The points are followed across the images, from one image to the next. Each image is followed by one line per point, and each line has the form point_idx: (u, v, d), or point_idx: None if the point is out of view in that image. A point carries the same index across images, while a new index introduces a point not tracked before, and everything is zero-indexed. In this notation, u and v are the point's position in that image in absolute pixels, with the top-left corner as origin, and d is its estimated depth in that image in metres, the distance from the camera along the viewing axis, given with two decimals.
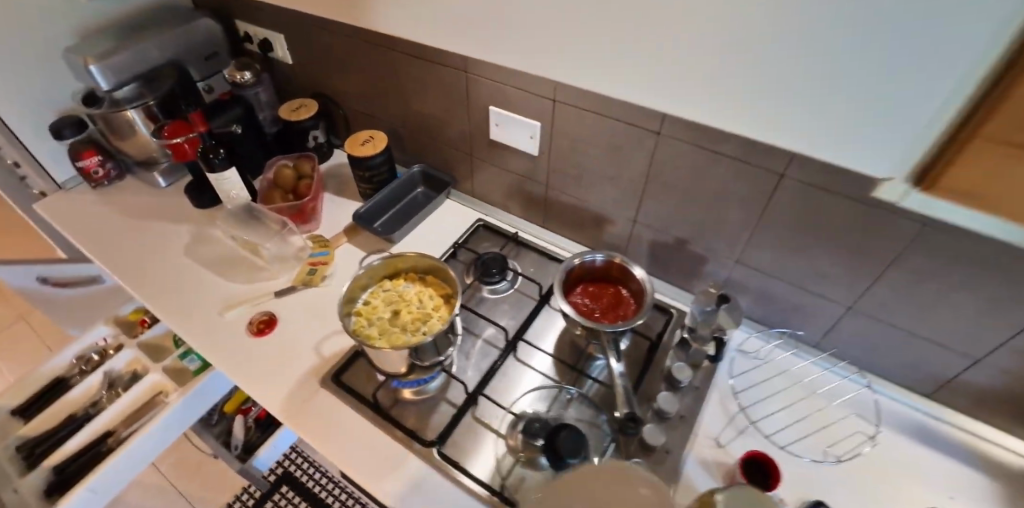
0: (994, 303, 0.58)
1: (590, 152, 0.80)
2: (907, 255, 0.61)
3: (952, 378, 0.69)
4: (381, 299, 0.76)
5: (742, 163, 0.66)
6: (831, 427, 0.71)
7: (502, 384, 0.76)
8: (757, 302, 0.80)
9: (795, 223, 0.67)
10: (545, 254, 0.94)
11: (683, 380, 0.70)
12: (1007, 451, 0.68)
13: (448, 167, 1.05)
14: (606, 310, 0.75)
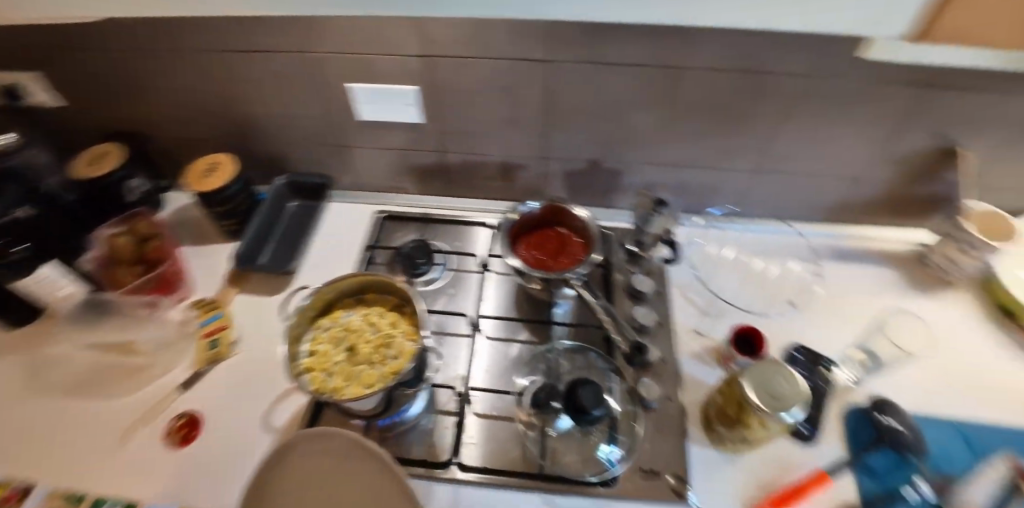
0: (868, 124, 0.69)
1: (481, 102, 0.72)
2: (795, 108, 0.68)
3: (843, 199, 0.82)
4: (324, 342, 0.64)
5: (637, 67, 0.65)
6: (777, 278, 0.80)
7: (486, 370, 0.71)
8: (675, 195, 0.84)
9: (697, 110, 0.70)
10: (463, 223, 0.86)
11: (647, 291, 0.74)
12: (885, 240, 0.85)
13: (319, 167, 0.89)
14: (557, 256, 0.73)
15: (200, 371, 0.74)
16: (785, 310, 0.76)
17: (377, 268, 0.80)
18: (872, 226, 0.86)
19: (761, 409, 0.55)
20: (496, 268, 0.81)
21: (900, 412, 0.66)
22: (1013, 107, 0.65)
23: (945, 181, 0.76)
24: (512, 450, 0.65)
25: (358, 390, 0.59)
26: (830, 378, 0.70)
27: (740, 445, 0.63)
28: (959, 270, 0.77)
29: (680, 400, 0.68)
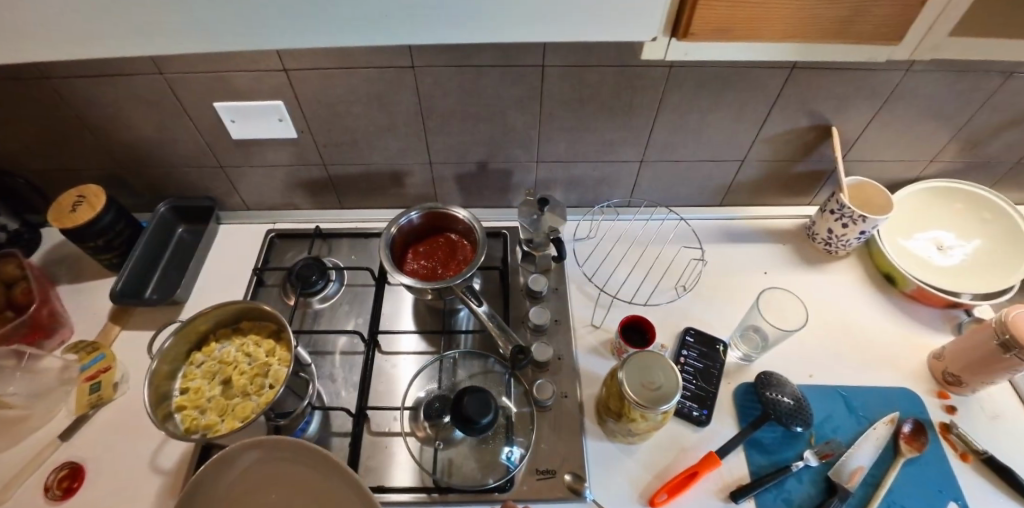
0: (742, 109, 0.70)
1: (353, 111, 0.70)
2: (667, 97, 0.69)
3: (731, 182, 0.83)
4: (199, 377, 0.62)
5: (504, 67, 0.64)
6: (672, 265, 0.81)
7: (384, 387, 0.70)
8: (572, 190, 0.83)
9: (572, 106, 0.70)
10: (359, 235, 0.83)
11: (542, 290, 0.73)
12: (778, 219, 0.87)
13: (202, 189, 0.84)
14: (447, 263, 0.72)
15: (82, 416, 0.70)
16: (677, 297, 0.77)
17: (268, 291, 0.76)
18: (762, 206, 0.88)
19: (638, 400, 0.57)
20: (391, 280, 0.79)
21: (785, 384, 0.69)
22: (869, 82, 0.68)
23: (822, 157, 0.79)
24: (410, 464, 0.64)
25: (233, 424, 0.58)
26: (723, 357, 0.72)
27: (630, 437, 0.64)
28: (839, 242, 0.79)
29: (577, 396, 0.68)
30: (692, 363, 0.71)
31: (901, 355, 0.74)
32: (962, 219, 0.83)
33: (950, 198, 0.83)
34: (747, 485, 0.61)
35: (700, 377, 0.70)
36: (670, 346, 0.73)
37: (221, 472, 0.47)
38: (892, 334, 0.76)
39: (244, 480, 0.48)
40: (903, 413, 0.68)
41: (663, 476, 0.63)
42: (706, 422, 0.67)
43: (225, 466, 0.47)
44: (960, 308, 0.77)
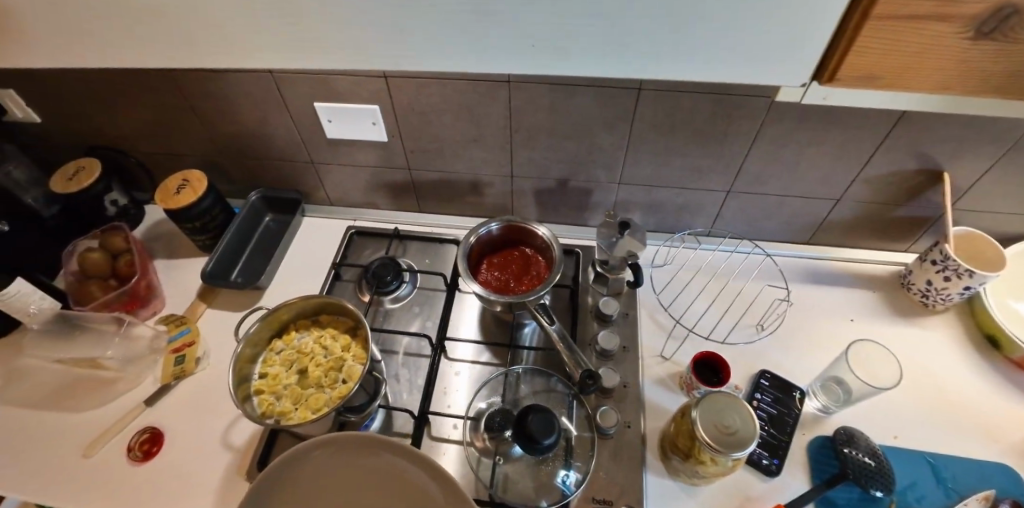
0: (843, 147, 0.66)
1: (443, 121, 0.71)
2: (764, 129, 0.65)
3: (823, 220, 0.79)
4: (278, 364, 0.65)
5: (599, 88, 0.63)
6: (747, 301, 0.78)
7: (447, 393, 0.71)
8: (649, 213, 0.82)
9: (661, 131, 0.68)
10: (432, 239, 0.85)
11: (613, 314, 0.71)
12: (866, 263, 0.82)
13: (290, 181, 0.88)
14: (521, 277, 0.72)
15: (166, 386, 0.75)
16: (752, 337, 0.74)
17: (343, 286, 0.79)
18: (851, 248, 0.83)
19: (710, 445, 0.55)
20: (461, 287, 0.80)
21: (866, 442, 0.64)
22: (999, 129, 0.61)
23: (927, 203, 0.73)
24: (465, 474, 0.64)
25: (305, 414, 0.60)
26: (799, 405, 0.68)
27: (696, 479, 0.62)
28: (938, 296, 0.73)
29: (640, 428, 0.66)
30: (765, 408, 0.67)
31: (1008, 430, 0.66)
32: None
33: None
34: None
35: (772, 424, 0.66)
36: (741, 387, 0.70)
37: (358, 451, 0.48)
38: (995, 404, 0.69)
39: (367, 470, 0.48)
40: (1001, 491, 0.61)
41: None
42: (776, 473, 0.63)
43: (371, 450, 0.48)
44: None
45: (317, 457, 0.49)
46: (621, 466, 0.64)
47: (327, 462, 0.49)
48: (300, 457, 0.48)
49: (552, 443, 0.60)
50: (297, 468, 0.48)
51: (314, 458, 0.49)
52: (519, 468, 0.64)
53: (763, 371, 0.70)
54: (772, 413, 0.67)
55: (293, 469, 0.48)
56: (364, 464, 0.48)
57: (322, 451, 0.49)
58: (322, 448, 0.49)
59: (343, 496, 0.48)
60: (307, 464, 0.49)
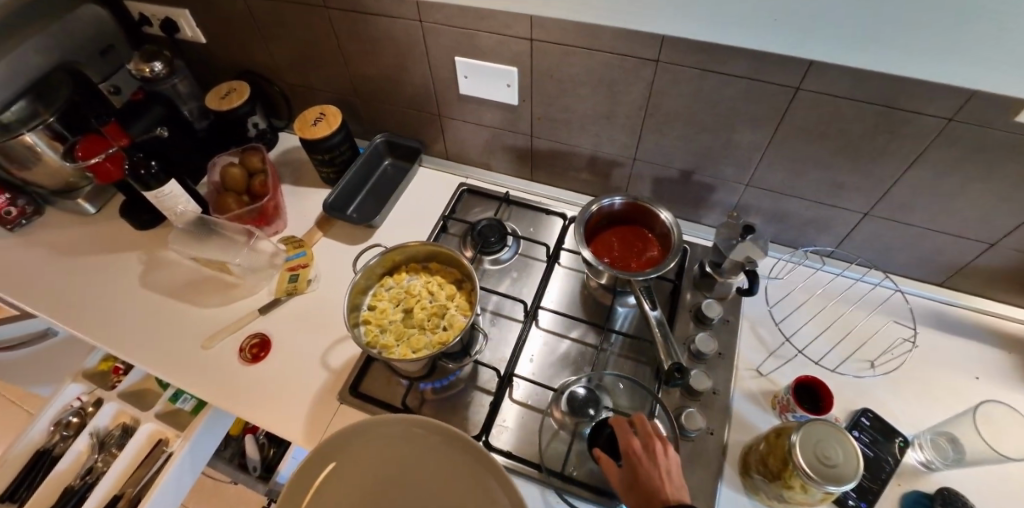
0: (1017, 186, 0.59)
1: (578, 92, 0.71)
2: (927, 152, 0.59)
3: (966, 264, 0.71)
4: (386, 300, 0.69)
5: (752, 82, 0.60)
6: (860, 334, 0.73)
7: (532, 360, 0.72)
8: (768, 221, 0.78)
9: (809, 138, 0.64)
10: (540, 209, 0.86)
11: (715, 317, 0.69)
12: (1009, 320, 0.73)
13: (413, 130, 0.92)
14: (631, 256, 0.71)
15: (278, 299, 0.82)
16: (862, 372, 0.69)
17: (448, 238, 0.82)
18: (992, 301, 0.74)
19: (807, 473, 0.52)
20: (562, 261, 0.81)
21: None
22: None
23: None
24: (538, 442, 0.66)
25: (405, 352, 0.63)
26: (900, 454, 0.62)
27: (775, 501, 0.59)
28: None
29: (723, 437, 0.64)
30: (861, 447, 0.63)
31: None
32: None
33: None
34: None
35: (867, 467, 0.62)
36: (840, 420, 0.65)
37: (455, 446, 0.52)
38: None
39: (432, 447, 0.52)
40: None
41: None
42: None
43: (465, 447, 0.51)
44: None
45: (415, 428, 0.53)
46: (694, 467, 0.63)
47: (420, 442, 0.53)
48: (405, 426, 0.53)
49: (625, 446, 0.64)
50: (391, 436, 0.53)
51: (413, 435, 0.53)
52: None
53: (866, 409, 0.66)
54: (870, 455, 0.63)
55: (385, 434, 0.53)
56: (449, 458, 0.52)
57: (423, 432, 0.53)
58: (420, 430, 0.53)
59: (405, 462, 0.52)
60: (394, 437, 0.53)
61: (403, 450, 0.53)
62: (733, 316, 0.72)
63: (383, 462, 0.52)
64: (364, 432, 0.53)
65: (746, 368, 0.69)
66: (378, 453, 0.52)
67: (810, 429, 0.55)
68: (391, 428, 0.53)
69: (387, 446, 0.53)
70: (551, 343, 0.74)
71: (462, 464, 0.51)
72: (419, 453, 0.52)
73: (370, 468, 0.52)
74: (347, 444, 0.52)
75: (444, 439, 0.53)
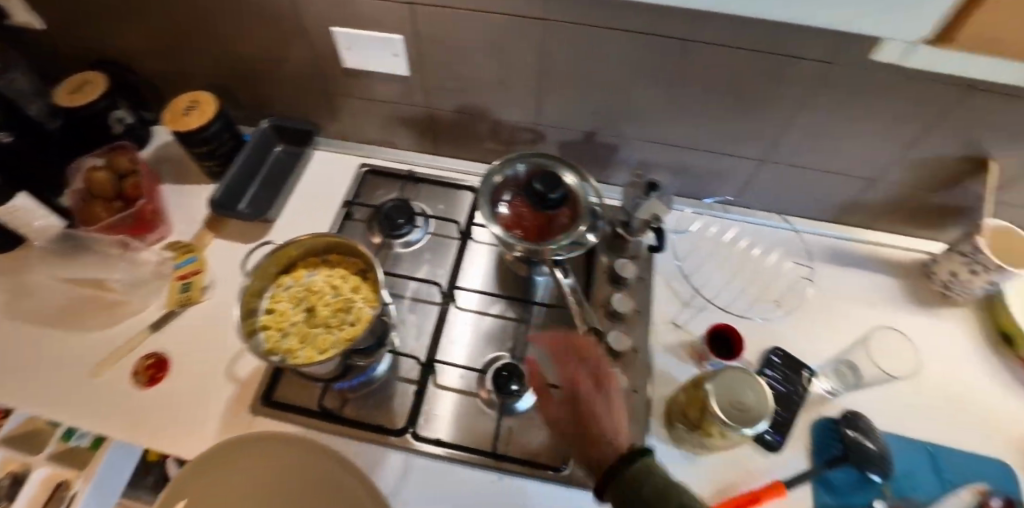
0: (891, 123, 0.62)
1: (469, 58, 0.67)
2: (811, 97, 0.61)
3: (853, 199, 0.75)
4: (286, 301, 0.64)
5: (642, 37, 0.58)
6: (766, 277, 0.75)
7: (455, 343, 0.70)
8: (674, 175, 0.78)
9: (702, 91, 0.63)
10: (449, 184, 0.81)
11: (630, 277, 0.69)
12: (894, 248, 0.79)
13: (303, 112, 0.84)
14: (540, 223, 0.66)
15: (171, 313, 0.74)
16: (766, 313, 0.72)
17: (354, 226, 0.77)
18: (878, 231, 0.80)
19: (725, 422, 0.53)
20: (476, 238, 0.77)
21: (871, 431, 0.63)
22: None
23: (967, 192, 0.69)
24: (466, 426, 0.64)
25: (311, 354, 0.59)
26: (808, 385, 0.66)
27: (699, 449, 0.61)
28: (962, 288, 0.71)
29: (647, 393, 0.64)
30: (773, 384, 0.66)
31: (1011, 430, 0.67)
32: None
33: None
34: None
35: (779, 401, 0.65)
36: (753, 363, 0.68)
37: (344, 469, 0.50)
38: (999, 398, 0.69)
39: (318, 471, 0.50)
40: (993, 486, 0.62)
41: (721, 494, 0.60)
42: (777, 449, 0.63)
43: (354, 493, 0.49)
44: None
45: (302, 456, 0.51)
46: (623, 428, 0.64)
47: (307, 464, 0.51)
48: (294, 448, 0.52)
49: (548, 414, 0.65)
50: (276, 457, 0.51)
51: (296, 459, 0.51)
52: (524, 422, 0.65)
53: (777, 347, 0.68)
54: (783, 389, 0.66)
55: (271, 453, 0.51)
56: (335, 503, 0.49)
57: (308, 455, 0.51)
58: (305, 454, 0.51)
59: (289, 484, 0.50)
60: (282, 455, 0.52)
61: (285, 474, 0.51)
62: (647, 274, 0.72)
63: (270, 479, 0.51)
64: (247, 448, 0.51)
65: (661, 323, 0.70)
66: (266, 473, 0.51)
67: (730, 377, 0.57)
68: (275, 449, 0.52)
69: (273, 465, 0.51)
70: (469, 322, 0.71)
71: (353, 483, 0.50)
72: (308, 475, 0.50)
73: (256, 487, 0.50)
74: (233, 458, 0.51)
75: (338, 461, 0.51)
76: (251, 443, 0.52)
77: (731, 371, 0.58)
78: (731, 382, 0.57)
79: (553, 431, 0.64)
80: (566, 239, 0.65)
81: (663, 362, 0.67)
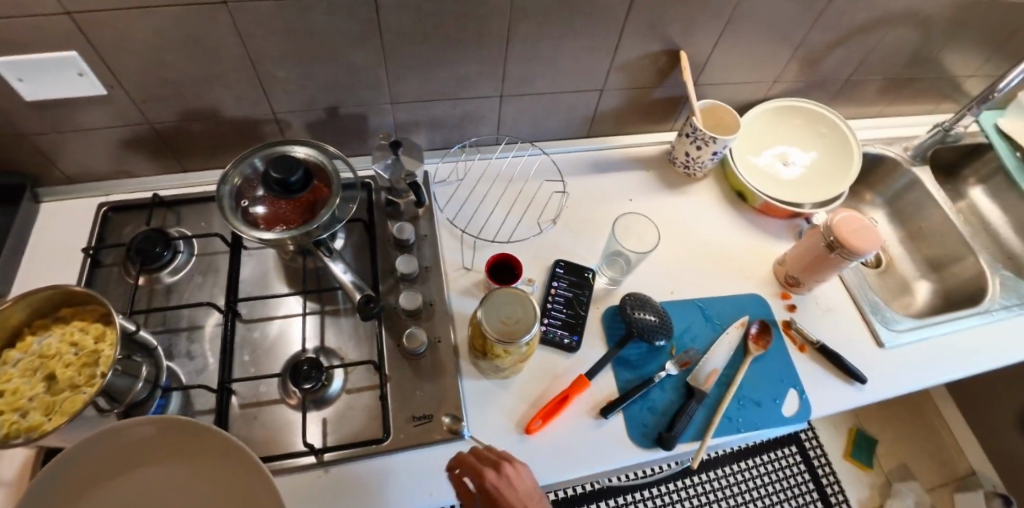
0: (589, 35, 0.69)
1: (166, 59, 0.61)
2: (515, 27, 0.66)
3: (596, 112, 0.84)
4: (16, 377, 0.56)
5: (332, 1, 0.57)
6: (542, 201, 0.81)
7: (251, 356, 0.66)
8: (435, 131, 0.81)
9: (417, 42, 0.65)
10: (208, 198, 0.76)
11: (409, 237, 0.70)
12: (644, 146, 0.89)
13: (4, 165, 0.71)
14: (297, 207, 0.63)
15: None
16: (540, 227, 0.78)
17: (105, 272, 0.69)
18: (627, 135, 0.90)
19: (498, 339, 0.58)
20: (249, 245, 0.73)
21: (649, 303, 0.71)
22: (706, 4, 0.68)
23: (675, 82, 0.80)
24: (282, 434, 0.61)
25: (60, 420, 0.53)
26: (591, 284, 0.73)
27: (504, 371, 0.65)
28: (696, 164, 0.82)
29: (450, 340, 0.67)
30: (562, 292, 0.72)
31: (757, 266, 0.80)
32: (802, 132, 0.90)
33: (790, 115, 0.90)
34: (614, 401, 0.65)
35: (569, 305, 0.71)
36: (541, 280, 0.73)
37: (227, 446, 0.44)
38: (746, 246, 0.81)
39: (198, 440, 0.45)
40: (752, 316, 0.75)
41: (538, 403, 0.65)
42: (576, 348, 0.69)
43: (255, 469, 0.44)
44: (803, 217, 0.83)
45: (199, 434, 0.45)
46: (437, 377, 0.65)
47: (184, 436, 0.45)
48: (181, 426, 0.45)
49: (360, 390, 0.64)
50: (146, 437, 0.45)
51: (184, 431, 0.45)
52: (340, 407, 0.63)
53: (558, 260, 0.75)
54: (573, 293, 0.72)
55: (134, 436, 0.44)
56: (240, 475, 0.45)
57: (182, 428, 0.44)
58: (172, 432, 0.45)
59: (173, 452, 0.46)
60: (153, 435, 0.45)
61: (175, 442, 0.46)
62: (429, 228, 0.74)
63: (151, 454, 0.45)
64: (121, 439, 0.44)
65: (452, 270, 0.73)
66: (139, 451, 0.45)
67: (501, 299, 0.62)
68: (137, 429, 0.44)
69: (141, 443, 0.45)
70: (259, 330, 0.67)
71: (240, 452, 0.44)
72: (191, 446, 0.46)
73: (130, 469, 0.45)
74: (88, 456, 0.43)
75: (216, 439, 0.44)
76: (120, 435, 0.44)
77: (503, 293, 0.62)
78: (501, 303, 0.62)
79: (370, 405, 0.64)
80: (325, 218, 0.62)
81: (461, 305, 0.70)
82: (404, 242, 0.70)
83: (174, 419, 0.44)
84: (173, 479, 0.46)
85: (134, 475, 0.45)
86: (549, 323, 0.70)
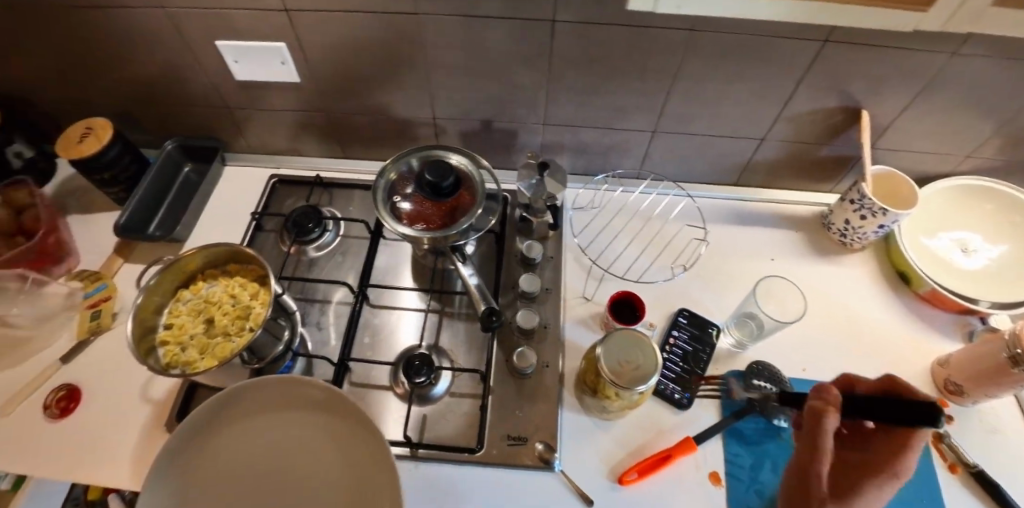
0: (762, 81, 0.64)
1: (354, 58, 0.67)
2: (685, 64, 0.63)
3: (747, 160, 0.79)
4: (184, 314, 0.64)
5: (514, 22, 0.59)
6: (673, 242, 0.78)
7: (374, 337, 0.70)
8: (577, 155, 0.81)
9: (582, 69, 0.65)
10: (358, 186, 0.83)
11: (536, 256, 0.71)
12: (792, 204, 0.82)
13: (207, 129, 0.83)
14: (441, 210, 0.66)
15: (82, 342, 0.72)
16: (672, 275, 0.75)
17: (265, 236, 0.77)
18: (774, 189, 0.84)
19: (617, 384, 0.56)
20: (387, 235, 0.78)
21: (777, 378, 0.65)
22: (907, 63, 0.61)
23: (845, 142, 0.73)
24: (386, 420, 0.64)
25: (211, 363, 0.59)
26: (714, 341, 0.68)
27: (608, 413, 0.63)
28: (855, 234, 0.74)
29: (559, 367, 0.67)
30: (680, 344, 0.68)
31: (910, 361, 0.70)
32: (993, 219, 0.77)
33: (982, 199, 0.77)
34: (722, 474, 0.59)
35: (686, 359, 0.67)
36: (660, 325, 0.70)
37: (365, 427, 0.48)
38: (900, 336, 0.71)
39: (339, 411, 0.49)
40: None
41: (636, 455, 0.62)
42: (686, 406, 0.64)
43: (383, 459, 0.47)
44: (979, 316, 0.72)
45: (348, 411, 0.49)
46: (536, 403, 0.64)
47: (329, 404, 0.49)
48: (334, 396, 0.49)
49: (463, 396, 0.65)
50: (300, 391, 0.50)
51: (332, 399, 0.49)
52: (441, 408, 0.65)
53: (680, 308, 0.71)
54: (692, 347, 0.68)
55: (292, 388, 0.50)
56: (366, 456, 0.48)
57: (332, 398, 0.49)
58: (322, 397, 0.49)
59: (314, 413, 0.50)
60: (306, 392, 0.50)
61: (321, 405, 0.50)
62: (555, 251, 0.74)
63: (297, 408, 0.51)
64: (290, 387, 0.50)
65: (570, 296, 0.72)
66: (290, 402, 0.51)
67: (624, 338, 0.60)
68: (299, 385, 0.49)
69: (294, 394, 0.50)
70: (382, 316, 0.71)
71: (374, 437, 0.47)
72: (330, 414, 0.50)
73: (278, 412, 0.51)
74: (254, 391, 0.50)
75: (359, 418, 0.48)
76: (291, 386, 0.50)
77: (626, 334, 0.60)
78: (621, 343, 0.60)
79: (470, 413, 0.64)
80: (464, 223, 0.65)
81: (574, 334, 0.69)
82: (530, 259, 0.71)
83: (336, 392, 0.47)
84: (306, 436, 0.51)
85: (278, 419, 0.51)
86: (662, 374, 0.66)
